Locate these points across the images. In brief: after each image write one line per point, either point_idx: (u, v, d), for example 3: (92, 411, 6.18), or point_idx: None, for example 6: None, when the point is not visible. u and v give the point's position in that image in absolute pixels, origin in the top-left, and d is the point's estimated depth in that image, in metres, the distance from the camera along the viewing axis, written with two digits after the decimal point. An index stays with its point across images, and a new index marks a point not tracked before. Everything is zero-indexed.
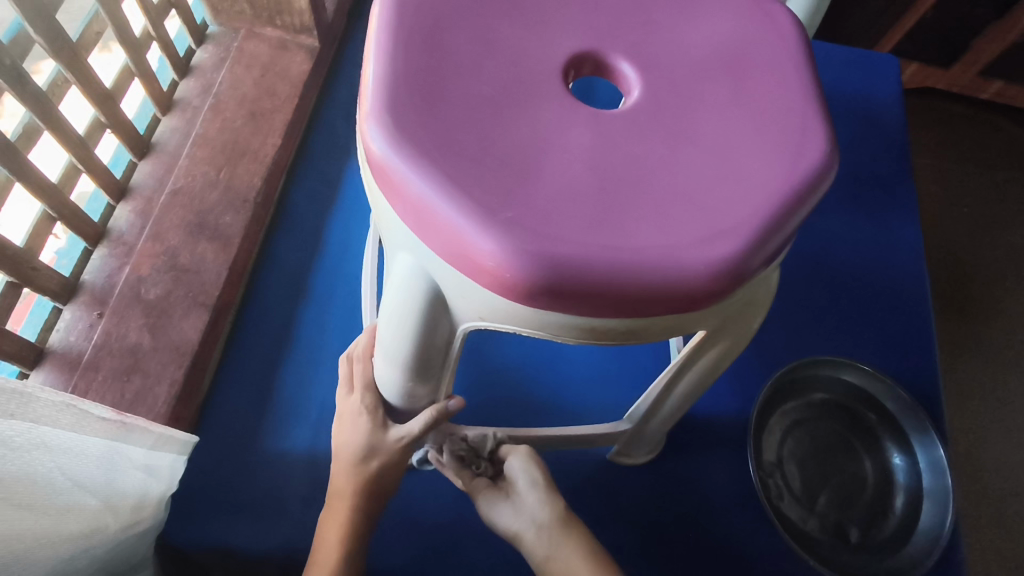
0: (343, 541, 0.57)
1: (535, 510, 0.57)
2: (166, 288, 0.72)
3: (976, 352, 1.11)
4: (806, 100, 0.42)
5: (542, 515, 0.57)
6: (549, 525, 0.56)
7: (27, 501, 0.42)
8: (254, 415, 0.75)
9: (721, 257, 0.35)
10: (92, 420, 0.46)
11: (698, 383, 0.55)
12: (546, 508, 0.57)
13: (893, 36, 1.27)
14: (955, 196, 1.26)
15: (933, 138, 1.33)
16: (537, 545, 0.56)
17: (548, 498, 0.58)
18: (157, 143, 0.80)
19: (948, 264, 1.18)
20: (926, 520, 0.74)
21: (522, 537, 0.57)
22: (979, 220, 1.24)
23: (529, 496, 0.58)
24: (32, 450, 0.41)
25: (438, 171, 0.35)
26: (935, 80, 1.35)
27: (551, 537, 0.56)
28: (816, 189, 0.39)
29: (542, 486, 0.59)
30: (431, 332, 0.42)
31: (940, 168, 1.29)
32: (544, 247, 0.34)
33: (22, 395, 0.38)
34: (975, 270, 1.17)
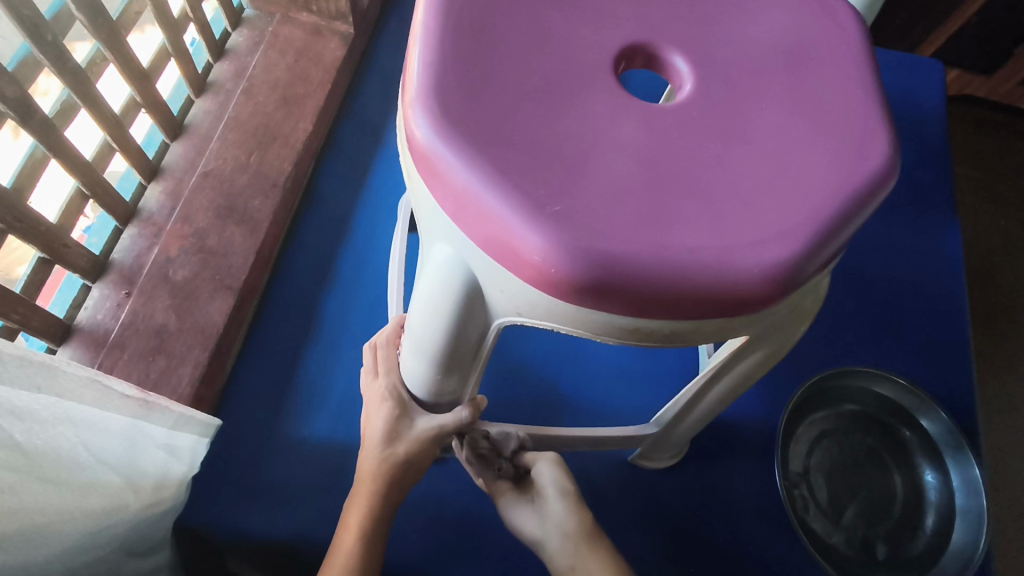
0: (362, 528, 0.54)
1: (561, 519, 0.56)
2: (193, 269, 0.71)
3: (1013, 369, 1.07)
4: (867, 100, 0.40)
5: (567, 524, 0.56)
6: (575, 535, 0.55)
7: (51, 475, 0.43)
8: (275, 400, 0.75)
9: (775, 261, 0.34)
10: (114, 397, 0.46)
11: (732, 390, 0.53)
12: (571, 518, 0.56)
13: (935, 41, 1.23)
14: (993, 207, 1.22)
15: (973, 147, 1.29)
16: (561, 555, 0.55)
17: (574, 508, 0.57)
18: (190, 125, 0.80)
19: (986, 277, 1.14)
20: (958, 540, 0.72)
21: (549, 545, 0.56)
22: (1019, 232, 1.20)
23: (556, 504, 0.57)
24: (57, 423, 0.42)
25: (485, 160, 0.34)
26: (974, 88, 1.31)
27: (577, 547, 0.55)
28: (877, 193, 0.37)
29: (568, 494, 0.57)
30: (465, 322, 0.41)
31: (979, 179, 1.25)
32: (592, 244, 0.33)
33: (50, 367, 0.40)
34: (1015, 285, 1.14)
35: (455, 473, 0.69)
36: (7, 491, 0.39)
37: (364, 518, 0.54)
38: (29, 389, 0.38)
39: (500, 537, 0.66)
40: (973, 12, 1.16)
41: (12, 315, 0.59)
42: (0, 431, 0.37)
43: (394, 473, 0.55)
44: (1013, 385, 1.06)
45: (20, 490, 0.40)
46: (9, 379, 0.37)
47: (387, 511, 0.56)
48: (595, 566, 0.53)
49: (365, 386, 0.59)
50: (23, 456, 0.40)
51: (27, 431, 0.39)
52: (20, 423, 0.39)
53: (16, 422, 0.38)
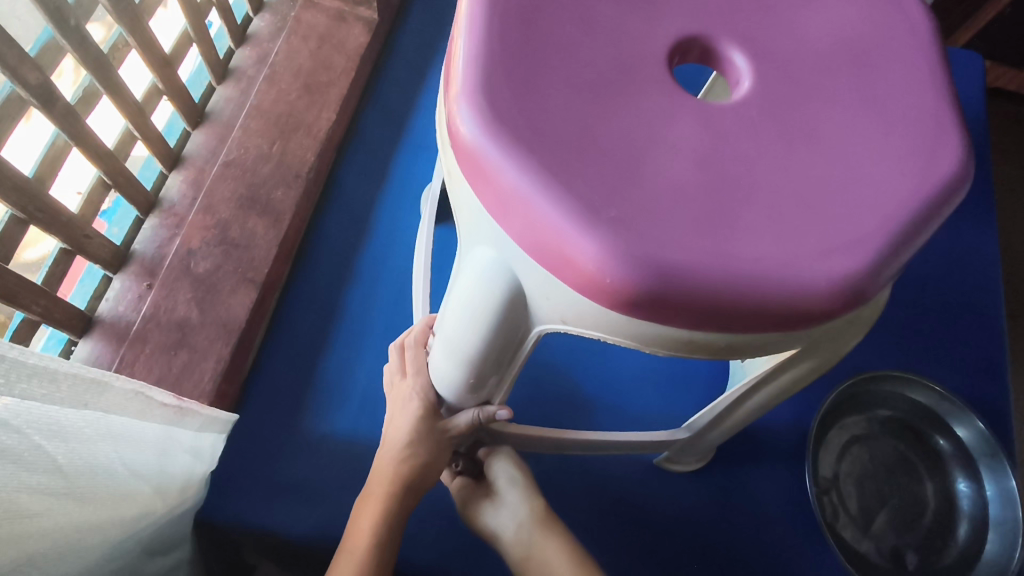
0: (376, 532, 0.55)
1: (516, 507, 0.60)
2: (215, 262, 0.70)
3: None
4: (939, 100, 0.38)
5: (521, 511, 0.60)
6: (529, 522, 0.59)
7: (88, 493, 0.42)
8: (296, 396, 0.74)
9: (843, 273, 0.32)
10: (154, 407, 0.45)
11: (772, 399, 0.51)
12: (524, 507, 0.60)
13: (967, 34, 1.19)
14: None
15: (1004, 144, 1.25)
16: (516, 545, 0.58)
17: (528, 495, 0.61)
18: (211, 113, 0.78)
19: (1017, 279, 1.11)
20: (991, 552, 0.70)
21: (506, 534, 0.59)
22: None
23: (510, 492, 0.61)
24: (98, 440, 0.41)
25: (535, 161, 0.32)
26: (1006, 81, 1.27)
27: (531, 532, 0.59)
28: (947, 202, 0.35)
29: (524, 486, 0.62)
30: (502, 330, 0.40)
31: (1010, 178, 1.22)
32: (650, 252, 0.31)
33: (100, 384, 0.39)
34: None
35: None
36: (45, 513, 0.39)
37: (377, 521, 0.55)
38: (75, 408, 0.38)
39: None
40: (1007, 4, 1.12)
41: (34, 307, 0.58)
42: (44, 453, 0.37)
43: (411, 478, 0.56)
44: None
45: (57, 510, 0.40)
46: (60, 399, 0.36)
47: (400, 516, 0.56)
48: (547, 549, 0.57)
49: (393, 387, 0.59)
50: (63, 478, 0.39)
51: (69, 452, 0.39)
52: (63, 443, 0.38)
53: (61, 443, 0.38)
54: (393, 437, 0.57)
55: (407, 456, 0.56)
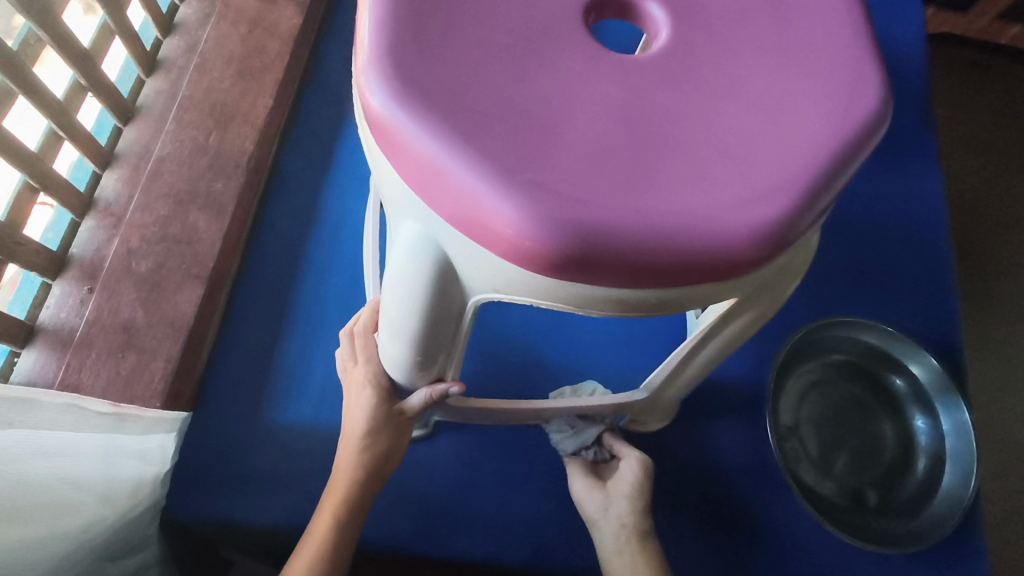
0: (336, 524, 0.54)
1: (621, 510, 0.60)
2: (158, 260, 0.68)
3: (993, 309, 1.08)
4: (856, 39, 0.37)
5: (625, 517, 0.60)
6: (631, 530, 0.59)
7: (28, 512, 0.42)
8: (256, 390, 0.74)
9: (766, 219, 0.32)
10: (90, 416, 0.47)
11: (720, 352, 0.52)
12: (628, 511, 0.60)
13: None
14: (975, 147, 1.21)
15: (952, 88, 1.27)
16: (610, 540, 0.59)
17: (634, 503, 0.61)
18: (142, 107, 0.75)
19: (968, 220, 1.14)
20: (948, 486, 0.72)
21: (602, 527, 0.61)
22: (1001, 172, 1.19)
23: (618, 494, 0.62)
24: (31, 458, 0.42)
25: (447, 126, 0.31)
26: (950, 26, 1.28)
27: (626, 539, 0.59)
28: (868, 141, 0.35)
29: (637, 492, 0.61)
30: (438, 305, 0.40)
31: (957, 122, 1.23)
32: (570, 211, 0.30)
33: (28, 401, 0.42)
34: (999, 226, 1.14)
35: (443, 452, 0.69)
36: None
37: (338, 510, 0.55)
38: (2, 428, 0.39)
39: (495, 508, 0.67)
40: None
41: None
42: None
43: (372, 464, 0.56)
44: (998, 326, 1.07)
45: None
46: None
47: (363, 504, 0.56)
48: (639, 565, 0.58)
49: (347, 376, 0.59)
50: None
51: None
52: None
53: None
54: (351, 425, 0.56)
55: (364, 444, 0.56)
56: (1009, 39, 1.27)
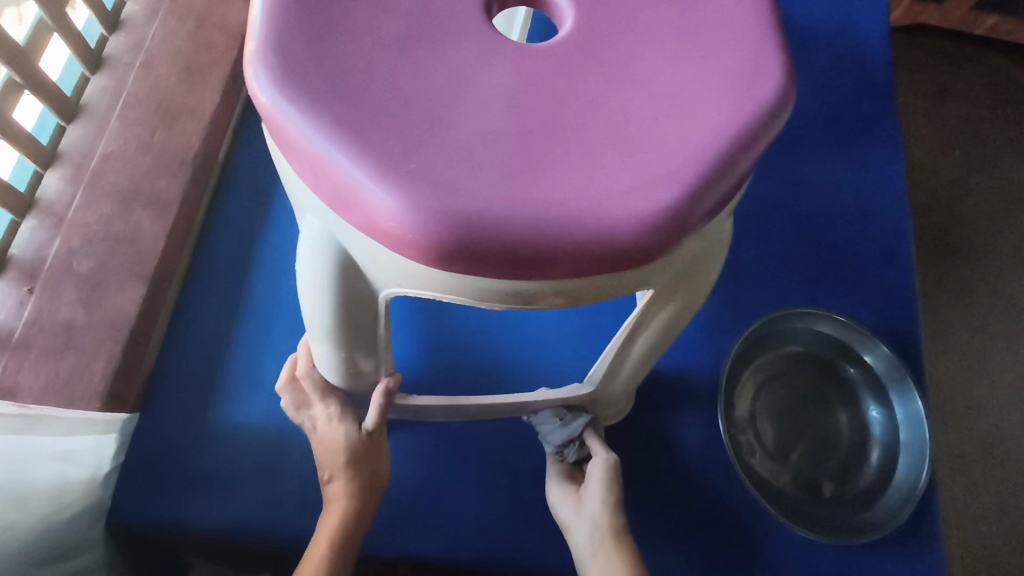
0: (333, 554, 0.57)
1: (595, 512, 0.59)
2: (99, 259, 0.67)
3: (956, 292, 1.11)
4: (762, 21, 0.37)
5: (598, 519, 0.59)
6: (604, 532, 0.58)
7: None
8: (205, 389, 0.73)
9: (654, 208, 0.31)
10: None
11: (654, 346, 0.52)
12: (603, 515, 0.59)
13: None
14: (950, 137, 1.25)
15: (927, 79, 1.32)
16: (586, 543, 0.59)
17: (607, 504, 0.59)
18: (86, 106, 0.74)
19: (938, 207, 1.18)
20: (901, 476, 0.72)
21: (577, 533, 0.60)
22: (976, 161, 1.23)
23: (591, 498, 0.60)
24: None
25: (331, 119, 0.31)
26: (927, 18, 1.33)
27: (600, 542, 0.58)
28: (771, 126, 0.34)
29: (608, 492, 0.60)
30: (346, 299, 0.39)
31: (925, 132, 1.26)
32: (452, 204, 0.30)
33: None
34: (971, 213, 1.18)
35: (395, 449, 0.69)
36: None
37: (333, 538, 0.58)
38: None
39: (444, 503, 0.66)
40: None
41: None
42: None
43: (361, 490, 0.60)
44: (960, 311, 1.10)
45: None
46: None
47: (359, 528, 0.59)
48: (613, 565, 0.57)
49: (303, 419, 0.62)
50: None
51: None
52: None
53: None
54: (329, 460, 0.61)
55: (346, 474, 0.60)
56: (987, 28, 1.31)
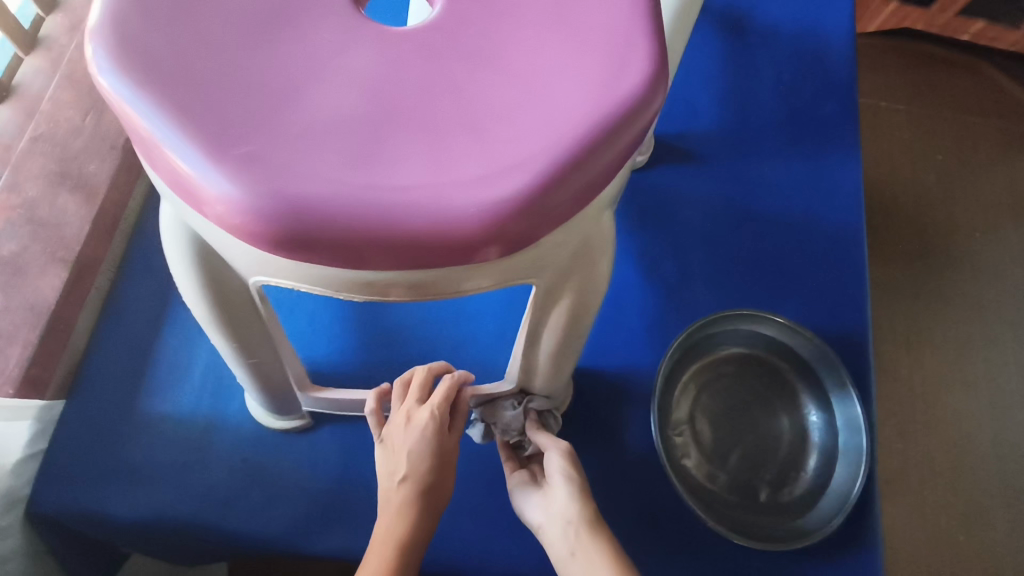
0: (399, 559, 0.49)
1: (565, 508, 0.53)
2: (23, 243, 0.65)
3: (906, 291, 1.17)
4: (639, 10, 0.36)
5: (568, 512, 0.53)
6: (576, 524, 0.52)
7: None
8: (132, 377, 0.71)
9: (493, 200, 0.31)
10: None
11: (563, 343, 0.50)
12: (572, 506, 0.53)
13: None
14: (932, 142, 1.31)
15: (909, 82, 1.37)
16: (560, 542, 0.52)
17: (572, 494, 0.54)
18: (18, 86, 0.71)
19: (910, 209, 1.23)
20: (838, 482, 0.71)
21: (550, 533, 0.54)
22: (955, 165, 1.29)
23: (557, 493, 0.55)
24: None
25: (168, 100, 0.31)
26: (913, 22, 1.38)
27: (575, 537, 0.52)
28: (636, 119, 0.33)
29: (574, 483, 0.55)
30: (216, 284, 0.39)
31: (882, 159, 1.28)
32: (284, 189, 0.30)
33: None
34: (943, 217, 1.23)
35: (325, 442, 0.71)
36: None
37: (400, 542, 0.50)
38: None
39: None
40: None
41: None
42: None
43: (428, 500, 0.52)
44: (909, 311, 1.16)
45: None
46: None
47: (421, 537, 0.51)
48: (593, 560, 0.50)
49: (391, 423, 0.55)
50: None
51: None
52: None
53: None
54: (401, 465, 0.52)
55: (420, 479, 0.52)
56: (974, 33, 1.37)
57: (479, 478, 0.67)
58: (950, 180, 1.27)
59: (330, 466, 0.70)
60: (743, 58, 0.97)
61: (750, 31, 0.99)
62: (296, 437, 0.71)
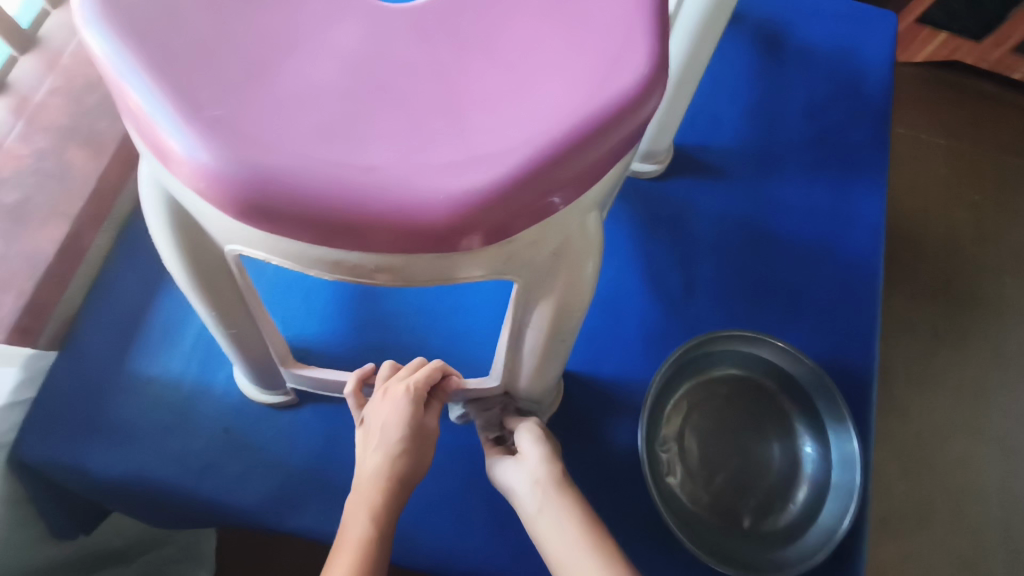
0: (374, 529, 0.46)
1: (533, 468, 0.54)
2: (26, 192, 0.66)
3: (922, 332, 1.13)
4: (644, 7, 0.34)
5: (539, 472, 0.53)
6: (546, 483, 0.52)
7: None
8: (125, 336, 0.71)
9: (466, 188, 0.30)
10: None
11: (547, 345, 0.49)
12: (542, 466, 0.53)
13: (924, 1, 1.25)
14: (969, 181, 1.26)
15: (951, 118, 1.33)
16: (530, 499, 0.51)
17: (544, 456, 0.54)
18: (43, 39, 0.73)
19: (938, 248, 1.19)
20: (826, 517, 0.68)
21: (519, 494, 0.53)
22: (990, 207, 1.24)
23: (529, 453, 0.55)
24: None
25: (147, 57, 0.30)
26: (963, 54, 1.32)
27: (543, 494, 0.51)
28: (628, 118, 0.32)
29: (546, 448, 0.55)
30: (193, 250, 0.39)
31: (916, 193, 1.24)
32: (252, 156, 0.29)
33: None
34: (972, 260, 1.19)
35: (310, 422, 0.70)
36: None
37: (374, 512, 0.47)
38: None
39: None
40: None
41: None
42: None
43: (401, 472, 0.50)
44: (923, 352, 1.12)
45: None
46: None
47: (393, 511, 0.49)
48: (561, 513, 0.49)
49: (370, 403, 0.55)
50: None
51: None
52: None
53: None
54: (377, 438, 0.51)
55: (393, 450, 0.50)
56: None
57: (457, 474, 0.66)
58: (984, 221, 1.23)
59: (311, 445, 0.69)
60: (775, 74, 0.94)
61: (785, 48, 0.96)
62: (279, 412, 0.70)
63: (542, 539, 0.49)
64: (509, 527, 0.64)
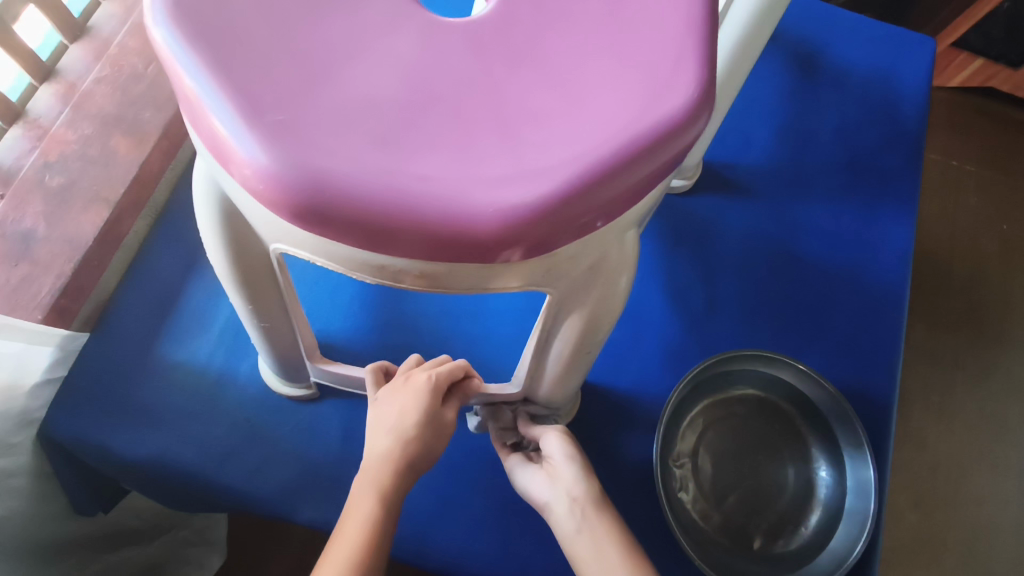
0: (381, 509, 0.48)
1: (569, 485, 0.55)
2: (70, 176, 0.67)
3: (943, 361, 1.12)
4: (694, 32, 0.35)
5: (575, 490, 0.54)
6: (582, 502, 0.53)
7: None
8: (155, 321, 0.73)
9: (514, 202, 0.30)
10: None
11: (572, 357, 0.50)
12: (579, 485, 0.54)
13: (963, 27, 1.23)
14: (998, 211, 1.25)
15: (983, 145, 1.31)
16: (568, 519, 0.53)
17: (580, 476, 0.55)
18: (92, 28, 0.75)
19: (964, 278, 1.18)
20: (838, 543, 0.68)
21: (554, 511, 0.54)
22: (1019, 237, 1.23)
23: (563, 471, 0.56)
24: None
25: (214, 60, 0.31)
26: (999, 81, 1.31)
27: (581, 513, 0.53)
28: (674, 141, 0.33)
29: (578, 466, 0.56)
30: (239, 245, 0.40)
31: (944, 220, 1.22)
32: (309, 161, 0.30)
33: None
34: (999, 290, 1.17)
35: (331, 418, 0.71)
36: None
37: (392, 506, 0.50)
38: None
39: None
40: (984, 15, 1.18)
41: None
42: None
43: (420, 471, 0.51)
44: (944, 383, 1.10)
45: None
46: None
47: (400, 491, 0.50)
48: (600, 534, 0.52)
49: (389, 385, 0.56)
50: None
51: None
52: None
53: None
54: (389, 419, 0.52)
55: (403, 430, 0.51)
56: None
57: (472, 479, 0.66)
58: (1013, 252, 1.21)
59: (330, 439, 0.70)
60: (810, 95, 0.94)
61: (821, 69, 0.96)
62: (300, 405, 0.72)
63: (580, 558, 0.51)
64: (522, 534, 0.64)
